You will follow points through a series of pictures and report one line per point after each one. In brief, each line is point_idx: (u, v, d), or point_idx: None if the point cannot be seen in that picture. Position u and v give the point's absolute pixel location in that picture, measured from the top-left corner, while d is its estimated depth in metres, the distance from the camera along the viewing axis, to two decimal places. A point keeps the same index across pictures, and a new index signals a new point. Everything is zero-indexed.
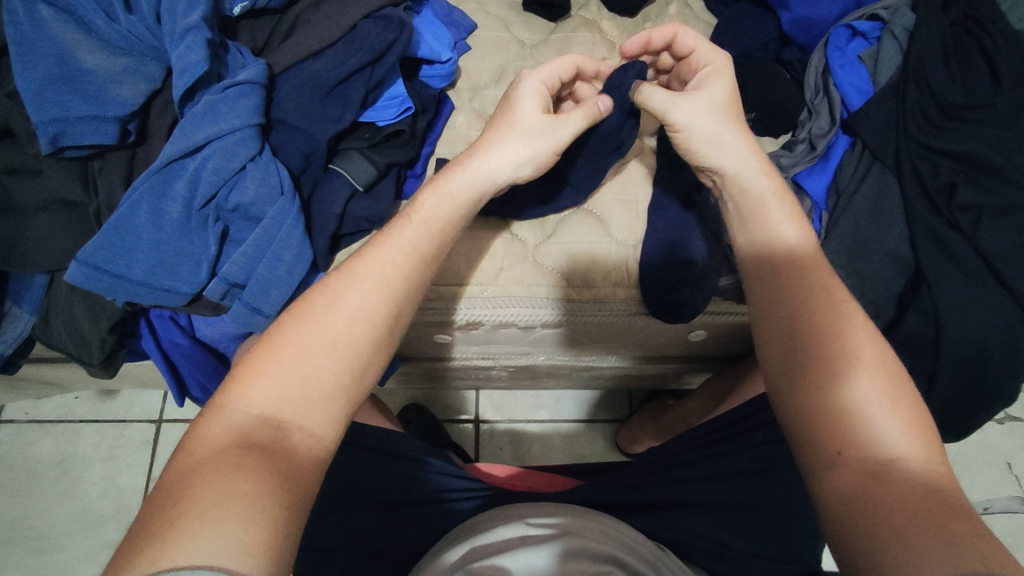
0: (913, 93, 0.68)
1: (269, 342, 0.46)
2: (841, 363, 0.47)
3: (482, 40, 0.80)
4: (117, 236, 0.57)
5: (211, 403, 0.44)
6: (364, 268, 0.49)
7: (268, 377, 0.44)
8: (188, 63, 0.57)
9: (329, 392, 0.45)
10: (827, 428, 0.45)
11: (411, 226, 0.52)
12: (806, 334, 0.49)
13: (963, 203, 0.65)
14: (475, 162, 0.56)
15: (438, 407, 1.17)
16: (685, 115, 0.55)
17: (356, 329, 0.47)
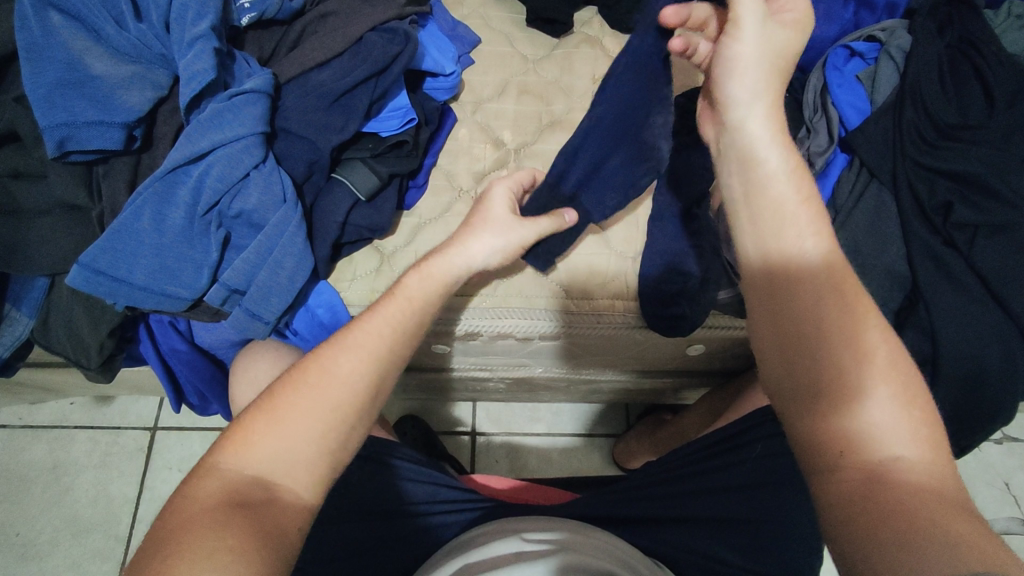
0: (909, 113, 0.69)
1: (261, 407, 0.47)
2: (849, 367, 0.47)
3: (485, 54, 0.81)
4: (120, 240, 0.58)
5: (204, 462, 0.45)
6: (353, 338, 0.52)
7: (263, 440, 0.45)
8: (196, 71, 0.58)
9: (317, 457, 0.46)
10: (833, 431, 0.46)
11: (394, 304, 0.55)
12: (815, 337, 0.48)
13: (959, 221, 0.66)
14: (458, 251, 0.61)
15: (434, 418, 1.16)
16: (736, 55, 0.49)
17: (346, 398, 0.49)
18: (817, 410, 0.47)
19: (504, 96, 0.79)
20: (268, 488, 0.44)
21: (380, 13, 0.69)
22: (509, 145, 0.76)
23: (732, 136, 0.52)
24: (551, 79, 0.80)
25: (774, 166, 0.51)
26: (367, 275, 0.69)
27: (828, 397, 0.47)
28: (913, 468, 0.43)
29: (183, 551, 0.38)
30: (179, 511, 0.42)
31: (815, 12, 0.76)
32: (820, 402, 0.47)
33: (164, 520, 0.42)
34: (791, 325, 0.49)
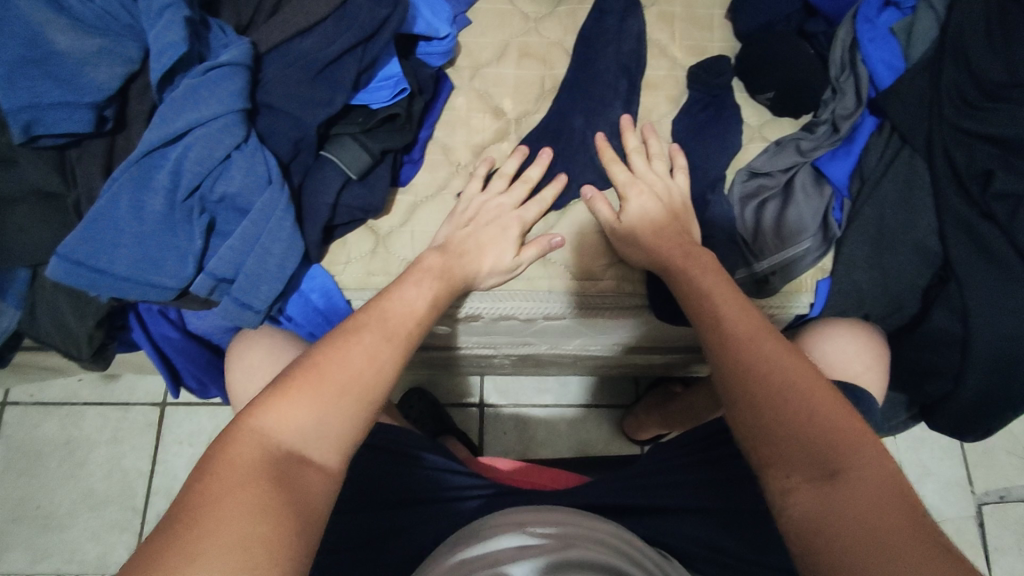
0: (948, 71, 0.63)
1: (296, 374, 0.45)
2: (797, 391, 0.47)
3: (483, 13, 0.75)
4: (98, 229, 0.55)
5: (230, 430, 0.42)
6: (382, 310, 0.52)
7: (301, 407, 0.44)
8: (166, 43, 0.54)
9: (347, 427, 0.45)
10: (780, 464, 0.46)
11: (408, 289, 0.55)
12: (756, 375, 0.49)
13: (999, 192, 0.60)
14: (467, 254, 0.61)
15: (442, 391, 1.15)
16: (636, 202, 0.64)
17: (377, 372, 0.48)
18: (759, 444, 0.48)
19: (503, 60, 0.73)
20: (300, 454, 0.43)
21: None
22: (509, 114, 0.72)
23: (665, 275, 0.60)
24: (554, 39, 0.74)
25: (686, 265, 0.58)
26: (361, 257, 0.67)
27: (775, 428, 0.47)
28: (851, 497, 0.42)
29: (211, 535, 0.36)
30: (220, 470, 0.40)
31: None
32: (765, 439, 0.47)
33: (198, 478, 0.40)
34: (729, 363, 0.51)
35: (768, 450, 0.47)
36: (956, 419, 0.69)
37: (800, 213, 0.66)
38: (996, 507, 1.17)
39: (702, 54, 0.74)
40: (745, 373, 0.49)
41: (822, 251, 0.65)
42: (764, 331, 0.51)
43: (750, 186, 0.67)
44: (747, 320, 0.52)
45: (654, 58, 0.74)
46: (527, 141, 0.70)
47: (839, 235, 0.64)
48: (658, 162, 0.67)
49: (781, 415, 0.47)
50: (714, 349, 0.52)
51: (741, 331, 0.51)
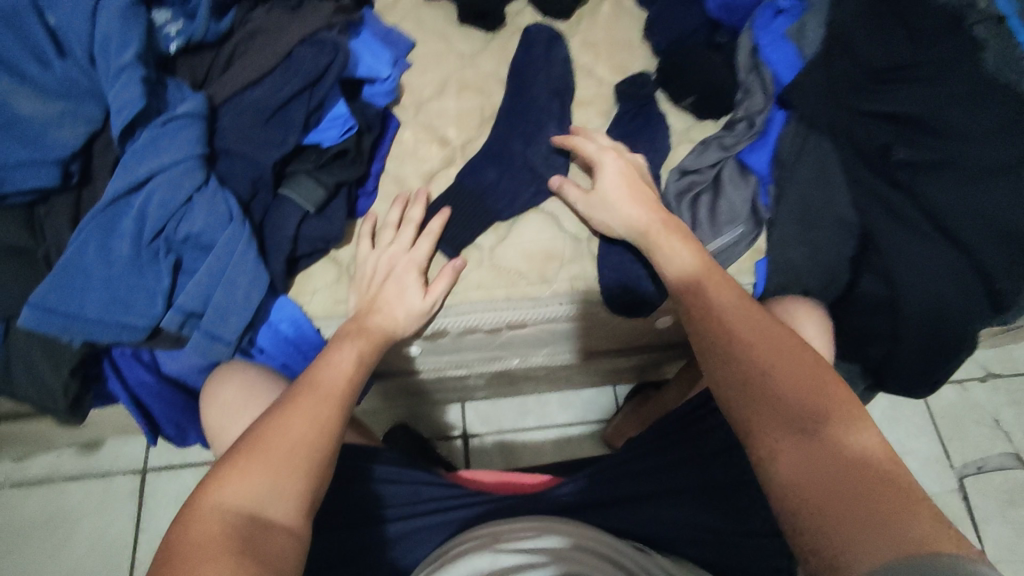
0: (840, 63, 0.70)
1: (241, 450, 0.51)
2: (782, 355, 0.54)
3: (422, 55, 0.81)
4: (68, 277, 0.58)
5: (186, 506, 0.48)
6: (315, 377, 0.58)
7: (246, 476, 0.50)
8: (125, 101, 0.58)
9: (294, 486, 0.51)
10: (762, 422, 0.51)
11: (338, 355, 0.61)
12: (743, 344, 0.55)
13: (902, 160, 0.66)
14: (388, 305, 0.65)
15: (425, 425, 1.16)
16: (608, 167, 0.69)
17: (315, 435, 0.53)
18: (752, 420, 0.52)
19: (444, 95, 0.79)
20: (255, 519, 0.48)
21: (308, 24, 0.69)
22: (454, 142, 0.77)
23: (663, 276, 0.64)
24: (489, 72, 0.81)
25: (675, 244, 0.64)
26: (328, 286, 0.70)
27: (761, 391, 0.52)
28: (848, 460, 0.47)
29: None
30: (179, 553, 0.45)
31: None
32: (751, 398, 0.53)
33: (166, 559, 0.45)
34: (713, 337, 0.57)
35: (751, 407, 0.52)
36: (903, 379, 0.73)
37: (730, 203, 0.72)
38: (976, 477, 1.19)
39: (625, 72, 0.81)
40: (732, 344, 0.56)
41: (753, 235, 0.71)
42: (751, 310, 0.58)
43: (684, 184, 0.73)
44: (738, 301, 0.58)
45: (582, 80, 0.80)
46: (473, 163, 0.75)
47: (768, 218, 0.70)
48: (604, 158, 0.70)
49: (769, 379, 0.53)
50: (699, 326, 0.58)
51: (730, 310, 0.58)
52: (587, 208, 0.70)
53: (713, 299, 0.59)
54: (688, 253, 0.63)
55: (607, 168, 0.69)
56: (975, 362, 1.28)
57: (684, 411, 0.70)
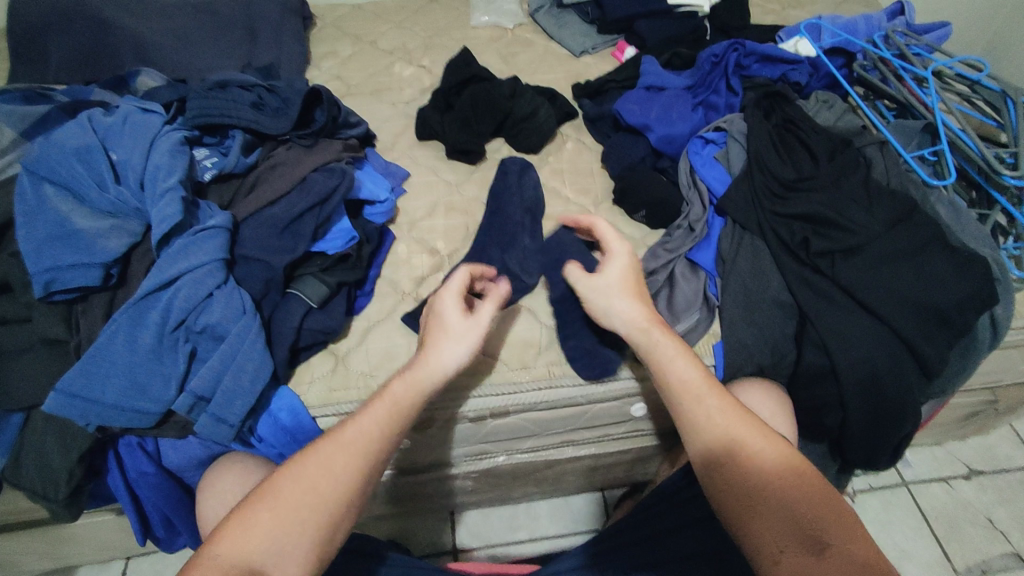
0: (758, 177, 0.85)
1: (264, 508, 0.56)
2: (776, 472, 0.60)
3: (415, 184, 0.96)
4: (94, 364, 0.65)
5: (200, 560, 0.53)
6: (343, 435, 0.59)
7: (268, 541, 0.54)
8: (164, 215, 0.70)
9: (306, 543, 0.55)
10: (760, 538, 0.58)
11: (379, 406, 0.61)
12: (739, 462, 0.61)
13: (819, 250, 0.78)
14: (427, 363, 0.63)
15: (415, 541, 1.12)
16: (620, 258, 0.72)
17: (336, 499, 0.57)
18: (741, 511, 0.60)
19: (434, 214, 0.93)
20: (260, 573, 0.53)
21: (320, 157, 0.84)
22: (442, 252, 0.89)
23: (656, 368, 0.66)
24: (473, 196, 0.95)
25: (673, 355, 0.66)
26: (324, 375, 0.76)
27: (752, 495, 0.60)
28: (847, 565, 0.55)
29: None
30: None
31: (670, 115, 0.96)
32: (746, 512, 0.60)
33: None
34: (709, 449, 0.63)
35: (748, 519, 0.59)
36: (863, 449, 0.79)
37: (685, 293, 0.82)
38: None
39: (588, 193, 0.95)
40: (720, 443, 0.62)
41: (709, 320, 0.80)
42: (739, 418, 0.63)
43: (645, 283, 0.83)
44: (730, 413, 0.64)
45: (551, 200, 0.95)
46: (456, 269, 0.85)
47: (718, 304, 0.80)
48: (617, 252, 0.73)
49: (759, 492, 0.60)
50: (697, 434, 0.64)
51: (721, 420, 0.63)
52: (589, 291, 0.71)
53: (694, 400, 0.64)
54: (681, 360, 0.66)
55: (618, 258, 0.72)
56: (958, 460, 1.25)
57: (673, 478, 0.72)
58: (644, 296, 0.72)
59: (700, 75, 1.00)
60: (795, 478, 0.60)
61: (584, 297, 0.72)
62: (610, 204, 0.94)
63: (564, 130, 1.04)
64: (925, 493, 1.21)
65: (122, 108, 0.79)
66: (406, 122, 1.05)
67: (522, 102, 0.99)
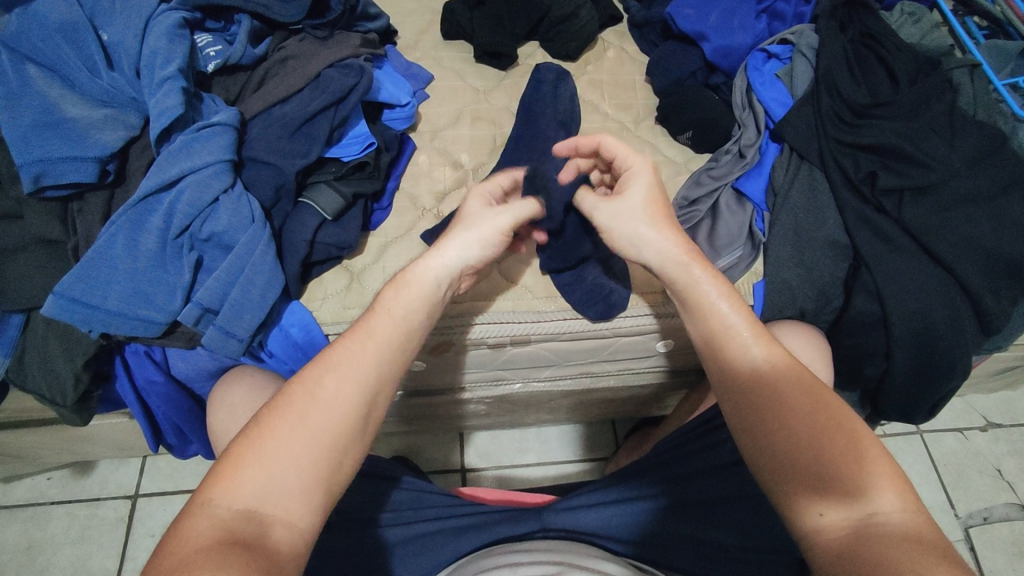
0: (826, 99, 0.75)
1: (250, 435, 0.49)
2: (823, 423, 0.51)
3: (439, 88, 0.87)
4: (95, 267, 0.60)
5: (191, 501, 0.46)
6: (340, 357, 0.53)
7: (252, 471, 0.47)
8: (165, 107, 0.63)
9: (307, 483, 0.48)
10: (808, 491, 0.49)
11: (378, 319, 0.56)
12: (788, 423, 0.51)
13: (886, 187, 0.70)
14: (434, 257, 0.59)
15: (423, 458, 1.13)
16: (646, 178, 0.63)
17: (333, 419, 0.50)
18: (768, 471, 0.51)
19: (458, 124, 0.84)
20: (259, 521, 0.45)
21: (337, 51, 0.75)
22: (466, 166, 0.82)
23: (684, 294, 0.59)
24: (501, 105, 0.87)
25: (716, 297, 0.58)
26: (337, 293, 0.71)
27: (777, 448, 0.51)
28: (893, 526, 0.45)
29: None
30: (171, 549, 0.42)
31: (730, 23, 0.84)
32: (792, 470, 0.50)
33: (157, 562, 0.42)
34: (751, 410, 0.54)
35: (794, 476, 0.50)
36: (898, 399, 0.75)
37: (728, 226, 0.74)
38: (982, 529, 1.10)
39: (628, 109, 0.86)
40: (739, 393, 0.55)
41: (752, 258, 0.73)
42: (788, 366, 0.55)
43: (686, 213, 0.76)
44: (779, 358, 0.55)
45: (587, 113, 0.86)
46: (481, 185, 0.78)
47: (765, 240, 0.73)
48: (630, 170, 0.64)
49: (799, 450, 0.50)
50: (736, 389, 0.55)
51: (768, 368, 0.54)
52: (606, 218, 0.63)
53: (707, 310, 0.58)
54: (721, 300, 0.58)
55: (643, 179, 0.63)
56: (975, 411, 1.21)
57: (699, 420, 0.70)
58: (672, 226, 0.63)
59: None
60: (834, 431, 0.50)
61: (606, 234, 0.64)
62: (652, 122, 0.85)
63: (606, 35, 0.93)
64: (937, 442, 1.18)
65: None
66: (431, 18, 0.94)
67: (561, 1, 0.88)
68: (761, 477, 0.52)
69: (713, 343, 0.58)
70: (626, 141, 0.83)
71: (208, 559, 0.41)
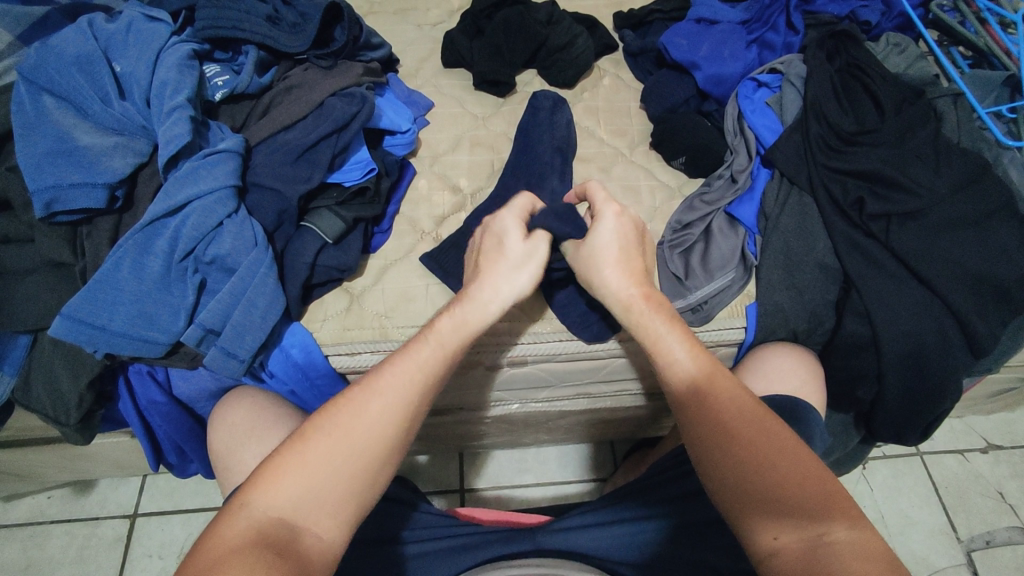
0: (814, 126, 0.77)
1: (292, 446, 0.51)
2: (799, 454, 0.52)
3: (439, 115, 0.90)
4: (101, 290, 0.62)
5: (229, 504, 0.47)
6: (385, 379, 0.55)
7: (292, 481, 0.49)
8: (173, 135, 0.65)
9: (342, 497, 0.50)
10: (765, 516, 0.49)
11: (426, 346, 0.59)
12: (767, 451, 0.52)
13: (873, 212, 0.72)
14: (470, 298, 0.63)
15: (422, 478, 1.13)
16: (608, 224, 0.67)
17: (376, 438, 0.52)
18: (736, 494, 0.52)
19: (458, 149, 0.87)
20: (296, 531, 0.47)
21: (340, 80, 0.78)
22: (465, 190, 0.83)
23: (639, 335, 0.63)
24: (499, 131, 0.89)
25: (665, 332, 0.62)
26: (338, 314, 0.73)
27: (750, 472, 0.52)
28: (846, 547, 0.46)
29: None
30: (207, 549, 0.44)
31: (721, 53, 0.87)
32: (757, 498, 0.50)
33: (193, 560, 0.43)
34: (716, 442, 0.54)
35: (761, 503, 0.50)
36: (893, 421, 0.76)
37: (720, 250, 0.75)
38: (985, 553, 1.09)
39: (623, 134, 0.89)
40: (719, 418, 0.55)
41: (745, 280, 0.74)
42: (757, 403, 0.56)
43: (678, 236, 0.77)
44: (748, 395, 0.57)
45: (584, 139, 0.88)
46: (478, 209, 0.80)
47: (756, 264, 0.74)
48: (603, 210, 0.68)
49: (769, 478, 0.51)
50: (715, 416, 0.56)
51: (750, 402, 0.56)
52: (578, 263, 0.68)
53: (666, 356, 0.61)
54: (684, 351, 0.61)
55: (606, 223, 0.67)
56: (975, 433, 1.21)
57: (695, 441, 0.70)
58: (638, 262, 0.67)
59: (757, 10, 0.91)
60: (808, 463, 0.51)
61: (577, 274, 0.69)
62: (647, 148, 0.87)
63: (602, 63, 0.96)
64: (938, 464, 1.18)
65: (126, 14, 0.73)
66: (432, 47, 0.97)
67: (558, 31, 0.91)
68: (724, 503, 0.52)
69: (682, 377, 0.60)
70: (621, 166, 0.85)
71: (243, 560, 0.43)
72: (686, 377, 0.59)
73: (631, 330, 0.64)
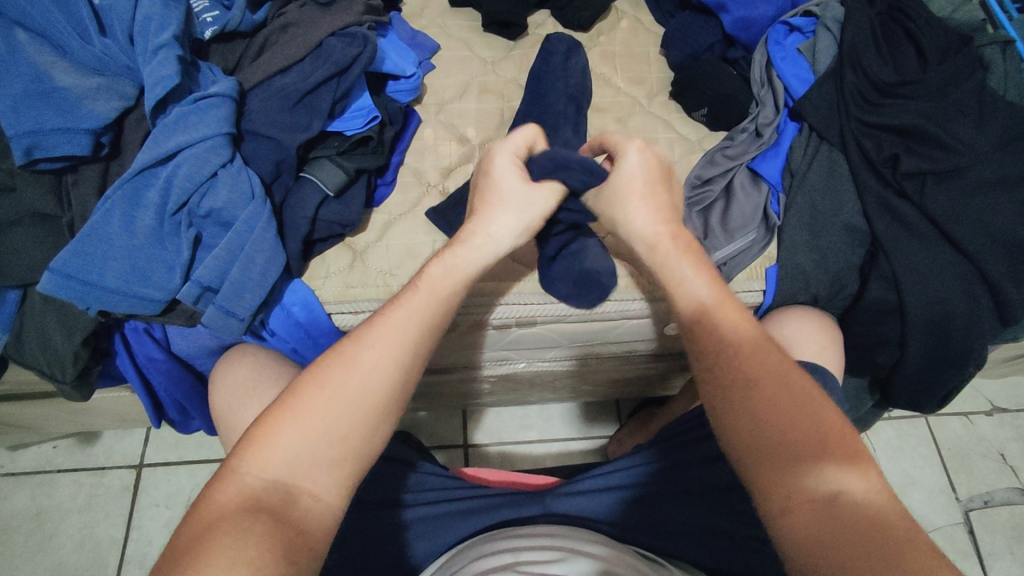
0: (849, 76, 0.72)
1: (282, 404, 0.49)
2: (812, 407, 0.50)
3: (445, 59, 0.84)
4: (91, 244, 0.59)
5: (221, 468, 0.46)
6: (376, 330, 0.53)
7: (284, 440, 0.47)
8: (161, 76, 0.60)
9: (340, 453, 0.48)
10: (785, 472, 0.48)
11: (417, 294, 0.56)
12: (781, 404, 0.50)
13: (908, 171, 0.68)
14: (473, 242, 0.60)
15: (426, 433, 1.13)
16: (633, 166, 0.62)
17: (368, 388, 0.50)
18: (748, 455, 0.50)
19: (465, 97, 0.81)
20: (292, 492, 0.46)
21: (339, 18, 0.72)
22: (473, 141, 0.79)
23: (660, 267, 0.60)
24: (509, 77, 0.83)
25: (685, 270, 0.59)
26: (340, 271, 0.70)
27: (762, 429, 0.50)
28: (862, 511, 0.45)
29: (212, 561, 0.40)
30: (202, 518, 0.43)
31: None
32: (774, 453, 0.49)
33: (187, 527, 0.43)
34: (730, 392, 0.52)
35: (778, 460, 0.48)
36: (910, 389, 0.74)
37: (742, 209, 0.71)
38: (982, 512, 1.10)
39: (642, 82, 0.83)
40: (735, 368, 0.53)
41: (767, 241, 0.70)
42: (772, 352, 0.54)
43: (697, 193, 0.73)
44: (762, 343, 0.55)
45: (599, 88, 0.82)
46: None
47: (779, 224, 0.70)
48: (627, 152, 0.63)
49: (794, 429, 0.49)
50: (730, 367, 0.53)
51: (764, 349, 0.54)
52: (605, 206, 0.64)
53: (687, 290, 0.58)
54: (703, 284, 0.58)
55: (630, 166, 0.62)
56: (982, 395, 1.20)
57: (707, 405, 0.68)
58: (664, 197, 0.63)
59: None
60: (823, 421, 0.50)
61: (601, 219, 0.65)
62: (666, 97, 0.82)
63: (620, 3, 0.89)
64: (942, 425, 1.17)
65: None
66: None
67: None
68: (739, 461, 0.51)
69: (693, 320, 0.57)
70: (638, 118, 0.80)
71: (238, 524, 0.42)
72: (702, 315, 0.57)
73: (656, 270, 0.61)
